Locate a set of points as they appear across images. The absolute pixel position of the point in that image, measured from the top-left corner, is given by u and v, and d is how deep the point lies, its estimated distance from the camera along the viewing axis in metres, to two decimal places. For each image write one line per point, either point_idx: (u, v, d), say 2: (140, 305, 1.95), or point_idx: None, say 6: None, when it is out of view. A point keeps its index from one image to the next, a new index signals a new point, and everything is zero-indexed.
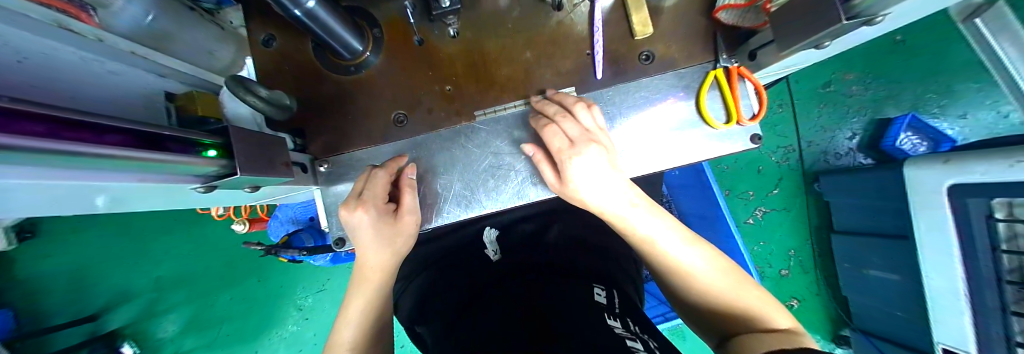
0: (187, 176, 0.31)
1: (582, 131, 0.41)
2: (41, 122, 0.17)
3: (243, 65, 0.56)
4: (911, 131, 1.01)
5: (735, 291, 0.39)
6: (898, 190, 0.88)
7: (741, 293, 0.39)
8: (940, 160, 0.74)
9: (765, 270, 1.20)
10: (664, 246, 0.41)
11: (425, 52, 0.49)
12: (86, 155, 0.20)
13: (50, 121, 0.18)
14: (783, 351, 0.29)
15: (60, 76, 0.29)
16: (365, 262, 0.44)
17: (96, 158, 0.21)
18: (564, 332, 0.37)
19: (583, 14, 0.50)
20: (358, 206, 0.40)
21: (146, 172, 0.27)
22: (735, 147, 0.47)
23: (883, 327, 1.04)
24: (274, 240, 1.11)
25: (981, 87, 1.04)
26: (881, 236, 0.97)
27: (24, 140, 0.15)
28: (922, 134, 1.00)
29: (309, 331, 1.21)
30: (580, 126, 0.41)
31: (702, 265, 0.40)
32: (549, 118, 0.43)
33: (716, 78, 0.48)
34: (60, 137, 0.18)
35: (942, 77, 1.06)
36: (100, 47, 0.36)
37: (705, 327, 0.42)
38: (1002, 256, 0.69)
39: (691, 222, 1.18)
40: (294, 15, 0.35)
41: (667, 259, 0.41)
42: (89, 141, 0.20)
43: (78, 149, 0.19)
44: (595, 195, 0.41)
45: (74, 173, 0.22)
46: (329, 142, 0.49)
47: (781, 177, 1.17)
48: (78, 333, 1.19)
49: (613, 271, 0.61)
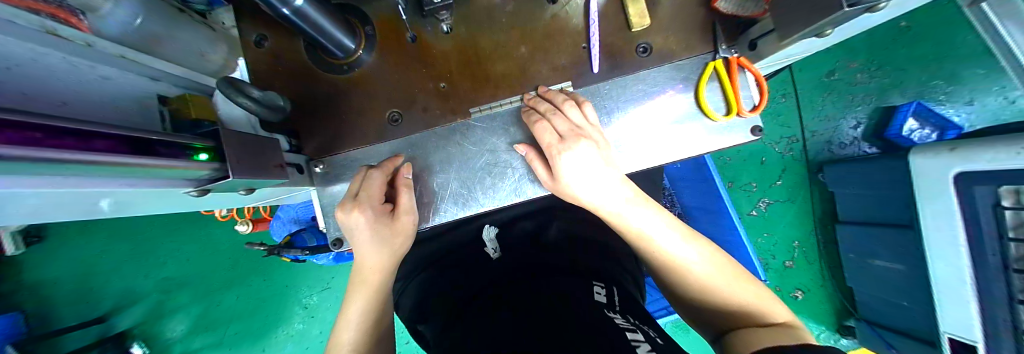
0: (179, 179, 0.31)
1: (570, 126, 0.41)
2: (27, 130, 0.17)
3: (236, 66, 0.56)
4: (917, 120, 0.99)
5: (733, 286, 0.39)
6: (903, 179, 0.87)
7: (739, 289, 0.39)
8: (946, 148, 0.73)
9: (769, 262, 1.19)
10: (661, 243, 0.40)
11: (418, 49, 0.49)
12: (76, 162, 0.20)
13: (34, 129, 0.17)
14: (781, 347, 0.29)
15: (51, 81, 0.29)
16: (361, 263, 0.44)
17: (86, 165, 0.20)
18: (563, 331, 0.36)
19: (579, 7, 0.49)
20: (354, 207, 0.40)
21: (138, 178, 0.27)
22: (735, 139, 0.47)
23: (887, 317, 1.04)
24: (277, 241, 1.12)
25: (988, 73, 1.01)
26: (886, 226, 0.96)
27: (16, 150, 0.15)
28: (929, 123, 0.98)
29: (315, 329, 1.23)
30: (569, 122, 0.42)
31: (700, 261, 0.40)
32: (540, 115, 0.44)
33: (716, 70, 0.47)
34: (46, 144, 0.18)
35: (948, 64, 1.04)
36: (92, 53, 0.35)
37: (704, 323, 0.42)
38: (1009, 244, 0.67)
39: (694, 215, 1.17)
40: (283, 14, 0.35)
41: (666, 257, 0.40)
42: (78, 148, 0.20)
43: (66, 156, 0.19)
44: (590, 192, 0.40)
45: (64, 180, 0.22)
46: (323, 142, 0.49)
47: (784, 168, 1.16)
48: (89, 334, 1.22)
49: (613, 267, 0.61)
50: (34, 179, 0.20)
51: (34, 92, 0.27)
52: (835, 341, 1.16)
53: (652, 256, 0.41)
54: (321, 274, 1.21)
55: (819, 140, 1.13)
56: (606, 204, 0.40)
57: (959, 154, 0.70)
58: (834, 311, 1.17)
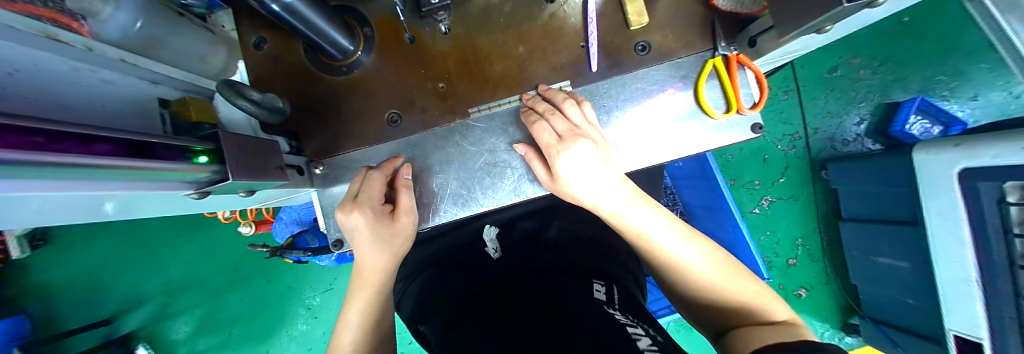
0: (179, 182, 0.31)
1: (570, 127, 0.41)
2: (30, 135, 0.17)
3: (237, 68, 0.56)
4: (921, 115, 0.98)
5: (733, 285, 0.38)
6: (906, 175, 0.86)
7: (740, 287, 0.38)
8: (950, 144, 0.73)
9: (772, 260, 1.19)
10: (661, 242, 0.40)
11: (417, 50, 0.49)
12: (79, 166, 0.20)
13: (37, 133, 0.17)
14: (782, 344, 0.28)
15: (51, 85, 0.29)
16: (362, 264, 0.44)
17: (89, 169, 0.21)
18: (562, 330, 0.36)
19: (577, 6, 0.49)
20: (353, 208, 0.40)
21: (141, 180, 0.27)
22: (735, 137, 0.46)
23: (892, 314, 1.03)
24: (279, 242, 1.13)
25: (993, 67, 1.00)
26: (890, 223, 0.95)
27: (20, 155, 0.15)
28: (933, 117, 0.97)
29: (318, 329, 1.23)
30: (569, 122, 0.41)
31: (700, 260, 0.39)
32: (539, 115, 0.43)
33: (715, 67, 0.47)
34: (48, 149, 0.18)
35: (952, 59, 1.03)
36: (93, 57, 0.36)
37: (704, 322, 0.42)
38: (1014, 240, 0.66)
39: (696, 214, 1.17)
40: (272, 10, 0.35)
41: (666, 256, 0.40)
42: (81, 152, 0.20)
43: (69, 160, 0.19)
44: (589, 192, 0.40)
45: (70, 184, 0.22)
46: (323, 144, 0.49)
47: (787, 166, 1.15)
48: (95, 336, 1.23)
49: (614, 265, 0.61)
50: (39, 184, 0.20)
51: (33, 95, 0.27)
52: (839, 338, 1.16)
53: (652, 255, 0.41)
54: (324, 274, 1.22)
55: (821, 137, 1.12)
56: (605, 203, 0.40)
57: (963, 150, 0.70)
58: (838, 309, 1.17)
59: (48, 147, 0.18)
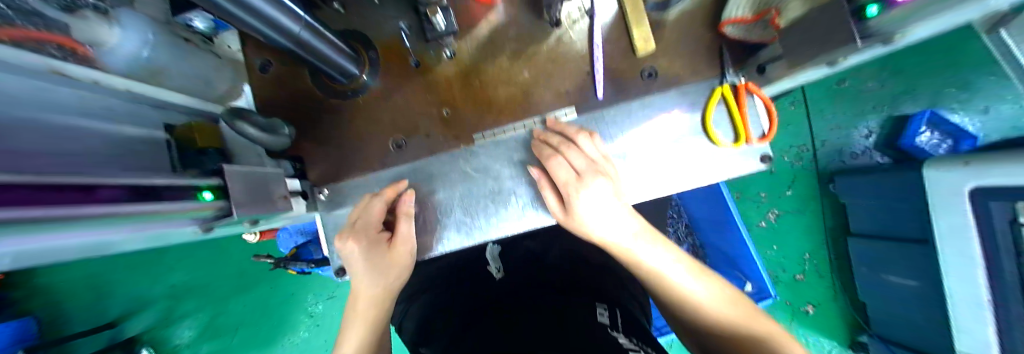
0: (185, 220, 0.31)
1: (587, 162, 0.41)
2: (37, 189, 0.17)
3: (242, 90, 0.57)
4: (930, 128, 0.96)
5: (746, 321, 0.37)
6: (917, 193, 0.84)
7: (752, 323, 0.37)
8: (960, 163, 0.70)
9: (778, 274, 1.17)
10: (672, 277, 0.39)
11: (422, 75, 0.48)
12: (79, 217, 0.20)
13: (36, 183, 0.17)
14: None
15: (48, 120, 0.29)
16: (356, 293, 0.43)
17: (88, 219, 0.20)
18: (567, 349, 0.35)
19: (583, 31, 0.48)
20: (349, 238, 0.41)
21: (147, 220, 0.27)
22: (744, 166, 0.46)
23: (903, 334, 1.00)
24: (282, 250, 1.13)
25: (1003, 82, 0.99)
26: (900, 240, 0.93)
27: (22, 218, 0.15)
28: (942, 130, 0.95)
29: (320, 337, 1.24)
30: (585, 156, 0.41)
31: (710, 295, 0.39)
32: (552, 147, 0.43)
33: (723, 94, 0.45)
34: (44, 200, 0.17)
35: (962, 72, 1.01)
36: (97, 88, 0.36)
37: None
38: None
39: (701, 226, 1.15)
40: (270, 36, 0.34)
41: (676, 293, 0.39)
42: (84, 201, 0.20)
43: (65, 213, 0.18)
44: (601, 226, 0.40)
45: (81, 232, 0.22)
46: (328, 170, 0.49)
47: (794, 178, 1.14)
48: (95, 342, 1.22)
49: (614, 287, 0.60)
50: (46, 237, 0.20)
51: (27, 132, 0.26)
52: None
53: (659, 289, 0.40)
54: (326, 282, 1.22)
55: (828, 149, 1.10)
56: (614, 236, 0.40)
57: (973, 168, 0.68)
58: (845, 325, 1.15)
59: (40, 194, 0.17)
